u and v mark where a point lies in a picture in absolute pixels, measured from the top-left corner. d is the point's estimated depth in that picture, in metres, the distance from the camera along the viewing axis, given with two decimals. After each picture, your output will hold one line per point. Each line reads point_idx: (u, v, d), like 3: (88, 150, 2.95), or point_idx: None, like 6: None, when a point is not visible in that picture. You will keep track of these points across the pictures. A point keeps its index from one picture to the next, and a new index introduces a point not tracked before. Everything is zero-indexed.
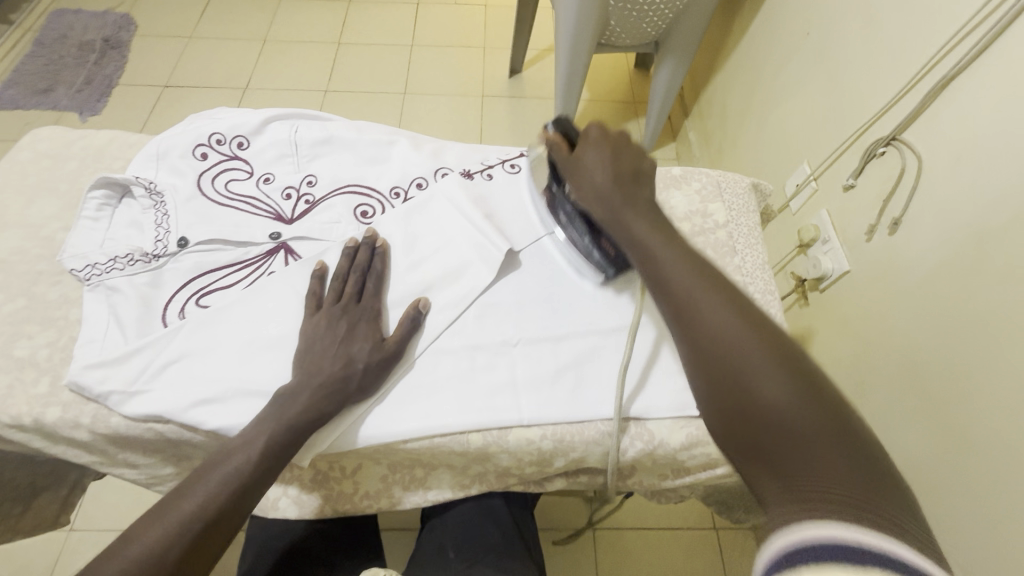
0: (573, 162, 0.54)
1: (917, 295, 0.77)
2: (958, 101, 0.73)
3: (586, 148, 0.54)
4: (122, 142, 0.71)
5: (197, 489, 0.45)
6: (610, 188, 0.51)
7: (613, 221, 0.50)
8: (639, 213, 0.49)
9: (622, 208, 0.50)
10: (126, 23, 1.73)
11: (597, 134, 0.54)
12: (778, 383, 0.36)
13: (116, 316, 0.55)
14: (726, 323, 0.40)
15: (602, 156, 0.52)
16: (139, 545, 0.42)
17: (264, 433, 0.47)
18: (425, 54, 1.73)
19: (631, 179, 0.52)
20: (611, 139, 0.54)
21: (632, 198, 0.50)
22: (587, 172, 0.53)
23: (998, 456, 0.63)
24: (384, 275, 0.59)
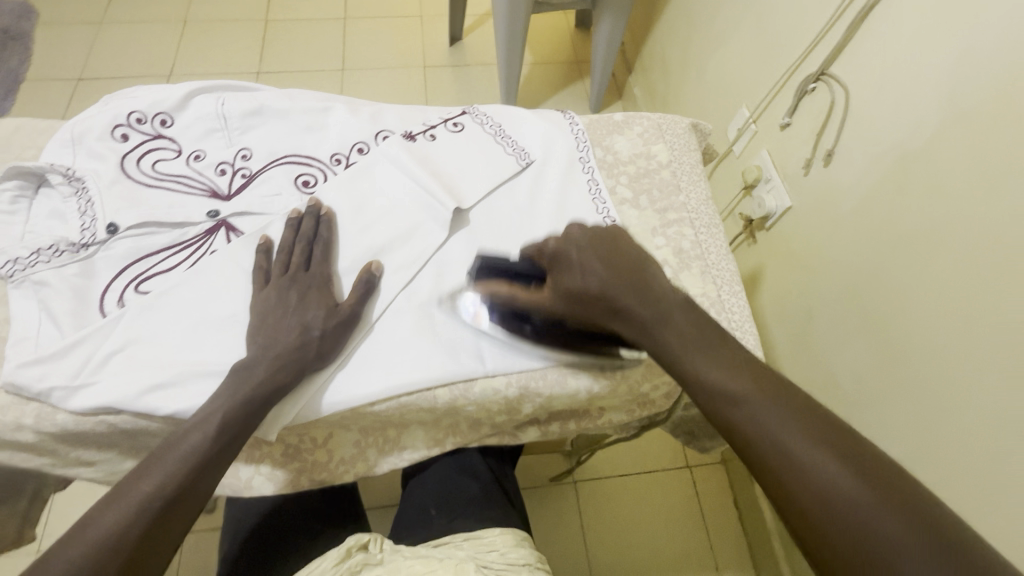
0: (560, 294, 0.49)
1: (855, 219, 0.81)
2: (876, 30, 0.76)
3: (575, 257, 0.50)
4: (31, 129, 0.65)
5: (156, 468, 0.44)
6: (740, 384, 0.41)
7: (729, 413, 0.41)
8: (677, 335, 0.45)
9: (743, 397, 0.40)
10: (25, 11, 1.58)
11: (559, 244, 0.51)
12: (779, 427, 0.38)
13: (48, 311, 0.52)
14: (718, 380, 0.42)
15: (584, 272, 0.49)
16: (99, 529, 0.41)
17: (218, 408, 0.46)
18: (359, 27, 1.66)
19: (639, 280, 0.48)
20: (599, 239, 0.51)
21: (658, 312, 0.46)
22: (695, 363, 0.43)
23: (935, 359, 0.68)
24: (334, 244, 0.58)
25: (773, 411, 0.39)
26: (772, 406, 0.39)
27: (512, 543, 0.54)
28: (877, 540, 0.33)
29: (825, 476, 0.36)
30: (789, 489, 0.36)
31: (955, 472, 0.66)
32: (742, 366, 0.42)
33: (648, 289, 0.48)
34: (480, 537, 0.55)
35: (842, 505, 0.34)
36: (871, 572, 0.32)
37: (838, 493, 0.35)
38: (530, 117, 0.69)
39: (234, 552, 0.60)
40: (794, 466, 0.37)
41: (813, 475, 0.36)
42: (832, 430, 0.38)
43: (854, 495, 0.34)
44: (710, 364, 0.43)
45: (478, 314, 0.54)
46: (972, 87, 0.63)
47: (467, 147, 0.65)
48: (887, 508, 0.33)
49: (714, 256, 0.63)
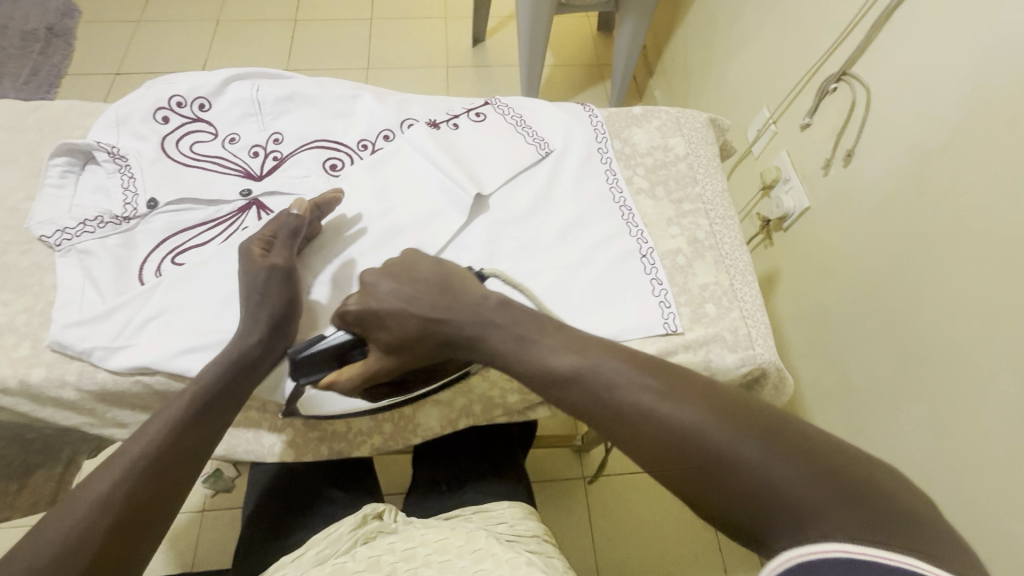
0: (386, 349, 0.50)
1: (873, 218, 0.81)
2: (901, 30, 0.76)
3: (377, 301, 0.50)
4: (79, 111, 0.69)
5: (150, 432, 0.46)
6: (602, 373, 0.42)
7: (594, 399, 0.42)
8: (507, 335, 0.47)
9: (603, 380, 0.42)
10: (68, 9, 1.65)
11: (360, 303, 0.50)
12: (653, 406, 0.39)
13: (92, 278, 0.55)
14: (591, 373, 0.42)
15: (404, 312, 0.50)
16: (97, 487, 0.43)
17: (208, 379, 0.49)
18: (385, 27, 1.70)
19: (445, 300, 0.50)
20: (388, 269, 0.52)
21: (477, 325, 0.49)
22: (546, 359, 0.45)
23: (952, 359, 0.68)
24: (344, 228, 0.60)
25: (627, 388, 0.41)
26: (627, 381, 0.41)
27: (520, 516, 0.56)
28: (739, 468, 0.35)
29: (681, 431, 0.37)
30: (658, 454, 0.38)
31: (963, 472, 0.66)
32: (598, 348, 0.44)
33: (480, 303, 0.50)
34: (489, 510, 0.57)
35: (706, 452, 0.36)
36: (754, 508, 0.34)
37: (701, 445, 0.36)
38: (551, 109, 0.71)
39: (254, 518, 0.62)
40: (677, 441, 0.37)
41: (676, 432, 0.37)
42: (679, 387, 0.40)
43: (714, 439, 0.36)
44: (577, 357, 0.44)
45: (336, 401, 0.54)
46: (996, 86, 0.63)
47: (488, 136, 0.67)
48: (743, 436, 0.36)
49: (728, 246, 0.64)
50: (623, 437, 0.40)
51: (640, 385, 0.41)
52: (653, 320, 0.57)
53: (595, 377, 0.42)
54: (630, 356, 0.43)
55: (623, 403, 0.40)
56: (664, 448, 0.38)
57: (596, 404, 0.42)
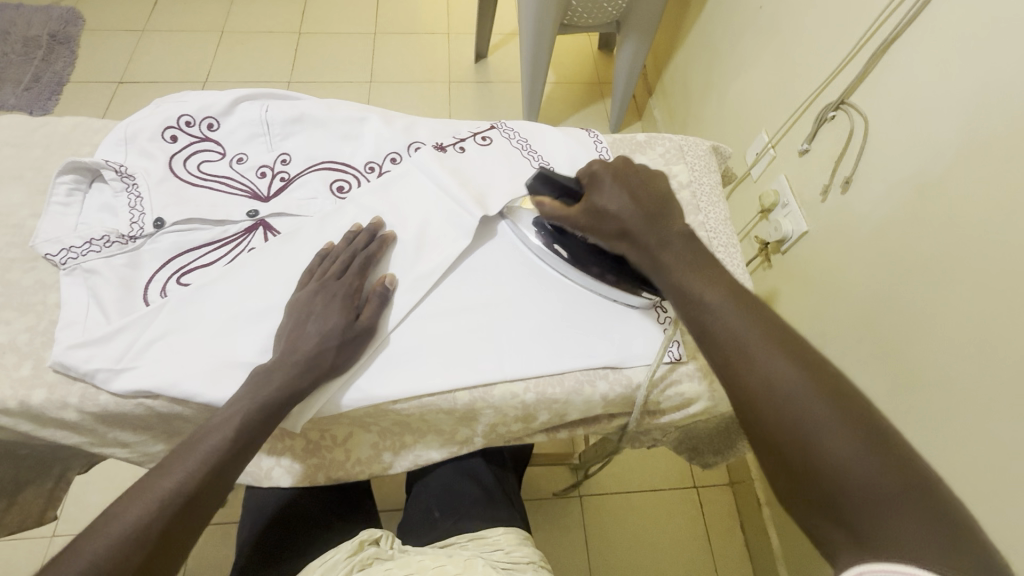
0: (588, 212, 0.54)
1: (870, 245, 0.82)
2: (899, 63, 0.78)
3: (599, 191, 0.54)
4: (88, 127, 0.70)
5: (176, 467, 0.46)
6: (732, 324, 0.43)
7: (723, 341, 0.43)
8: (678, 257, 0.49)
9: (736, 328, 0.43)
10: (72, 17, 1.66)
11: (601, 168, 0.55)
12: (778, 362, 0.40)
13: (96, 298, 0.55)
14: (726, 314, 0.44)
15: (623, 193, 0.52)
16: (120, 524, 0.43)
17: (235, 413, 0.49)
18: (389, 42, 1.72)
19: (655, 212, 0.52)
20: (624, 177, 0.54)
21: (662, 237, 0.50)
22: (696, 287, 0.46)
23: (949, 389, 0.68)
24: (384, 263, 0.60)
25: (758, 339, 0.42)
26: (759, 336, 0.42)
27: (516, 542, 0.55)
28: (834, 451, 0.36)
29: (794, 396, 0.39)
30: (760, 407, 0.40)
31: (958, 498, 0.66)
32: (737, 300, 0.45)
33: (681, 238, 0.50)
34: (484, 536, 0.56)
35: (809, 421, 0.38)
36: (836, 497, 0.35)
37: (808, 417, 0.38)
38: (556, 135, 0.72)
39: (250, 544, 0.62)
40: (791, 405, 0.38)
41: (790, 403, 0.38)
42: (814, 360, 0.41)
43: (820, 420, 0.37)
44: (716, 299, 0.45)
45: (523, 228, 0.63)
46: (991, 119, 0.64)
47: (494, 160, 0.68)
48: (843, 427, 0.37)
49: (730, 275, 0.65)
50: (734, 384, 0.42)
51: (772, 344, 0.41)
52: (657, 348, 0.58)
53: (730, 318, 0.44)
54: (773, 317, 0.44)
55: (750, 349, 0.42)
56: (773, 410, 0.39)
57: (722, 341, 0.43)
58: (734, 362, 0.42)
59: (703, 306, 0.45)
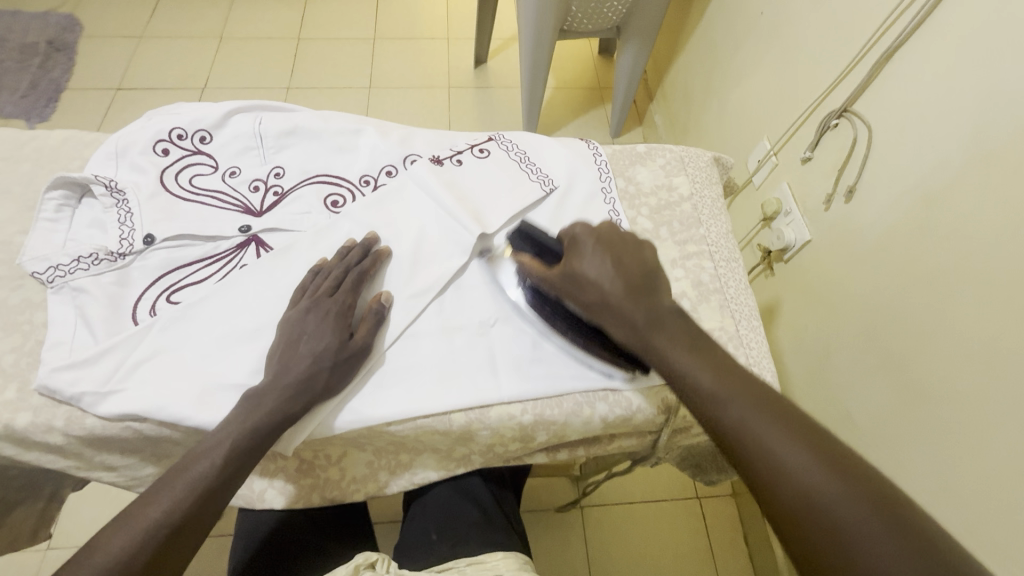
0: (568, 277, 0.51)
1: (874, 256, 0.81)
2: (903, 71, 0.77)
3: (583, 255, 0.51)
4: (79, 140, 0.69)
5: (163, 495, 0.45)
6: (740, 415, 0.40)
7: (741, 438, 0.39)
8: (671, 337, 0.45)
9: (733, 405, 0.40)
10: (71, 24, 1.66)
11: (582, 234, 0.53)
12: (770, 431, 0.39)
13: (84, 317, 0.54)
14: (703, 376, 0.43)
15: (607, 264, 0.50)
16: (103, 556, 0.42)
17: (224, 439, 0.47)
18: (388, 48, 1.71)
19: (643, 286, 0.49)
20: (607, 243, 0.52)
21: (649, 315, 0.47)
22: (672, 352, 0.45)
23: (955, 406, 0.66)
24: (379, 280, 0.59)
25: (740, 403, 0.40)
26: (783, 437, 0.38)
27: (516, 567, 0.52)
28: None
29: (834, 509, 0.35)
30: (800, 523, 0.35)
31: (963, 515, 0.65)
32: (750, 393, 0.41)
33: (680, 332, 0.46)
34: (484, 562, 0.54)
35: (819, 499, 0.35)
36: None
37: (857, 530, 0.33)
38: (555, 146, 0.70)
39: (243, 567, 0.61)
40: (794, 480, 0.36)
41: (793, 476, 0.37)
42: (841, 458, 0.37)
43: (869, 535, 0.33)
44: (694, 359, 0.44)
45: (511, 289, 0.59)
46: (997, 129, 0.63)
47: (491, 173, 0.66)
48: (896, 540, 0.32)
49: (733, 290, 0.64)
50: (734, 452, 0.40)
51: (752, 406, 0.40)
52: (659, 367, 0.57)
53: (708, 380, 0.42)
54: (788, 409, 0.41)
55: (733, 411, 0.40)
56: (777, 485, 0.37)
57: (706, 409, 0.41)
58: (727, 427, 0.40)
59: (684, 373, 0.43)
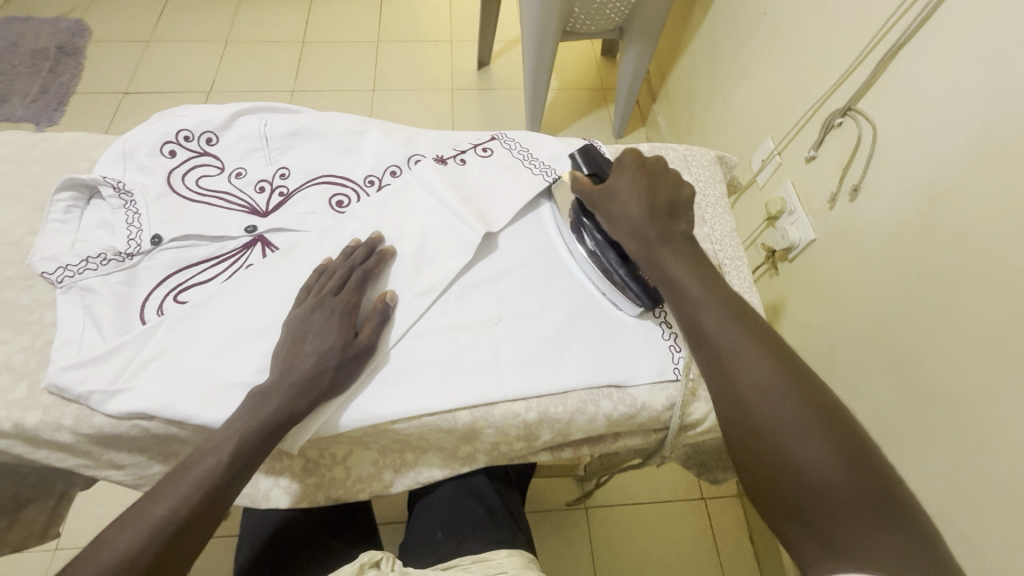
0: (603, 193, 0.56)
1: (879, 255, 0.80)
2: (907, 69, 0.77)
3: (620, 177, 0.56)
4: (87, 143, 0.69)
5: (169, 492, 0.45)
6: (720, 327, 0.47)
7: (716, 343, 0.47)
8: (678, 257, 0.52)
9: (724, 327, 0.47)
10: (79, 29, 1.68)
11: (633, 159, 0.57)
12: (749, 351, 0.45)
13: (92, 317, 0.55)
14: (698, 300, 0.49)
15: (637, 184, 0.55)
16: (109, 553, 0.42)
17: (230, 437, 0.48)
18: (392, 50, 1.72)
19: (665, 210, 0.54)
20: (647, 169, 0.56)
21: (664, 232, 0.53)
22: (676, 277, 0.51)
23: (961, 405, 0.66)
24: (384, 279, 0.59)
25: (728, 327, 0.47)
26: (751, 347, 0.46)
27: (520, 566, 0.52)
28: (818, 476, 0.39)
29: (785, 420, 0.42)
30: (742, 407, 0.44)
31: (971, 514, 0.64)
32: (742, 320, 0.47)
33: (687, 255, 0.52)
34: (488, 559, 0.53)
35: (775, 412, 0.42)
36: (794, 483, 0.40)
37: (806, 453, 0.40)
38: (558, 145, 0.70)
39: (249, 565, 0.61)
40: (758, 393, 0.44)
41: (755, 390, 0.44)
42: (798, 370, 0.44)
43: (798, 426, 0.41)
44: (696, 289, 0.50)
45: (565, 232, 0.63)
46: (1001, 125, 0.63)
47: (495, 172, 0.67)
48: (819, 434, 0.41)
49: (737, 288, 0.64)
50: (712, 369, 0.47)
51: (739, 330, 0.47)
52: (663, 365, 0.57)
53: (703, 307, 0.49)
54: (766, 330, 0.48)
55: (721, 333, 0.47)
56: (744, 394, 0.44)
57: (698, 330, 0.48)
58: (714, 346, 0.47)
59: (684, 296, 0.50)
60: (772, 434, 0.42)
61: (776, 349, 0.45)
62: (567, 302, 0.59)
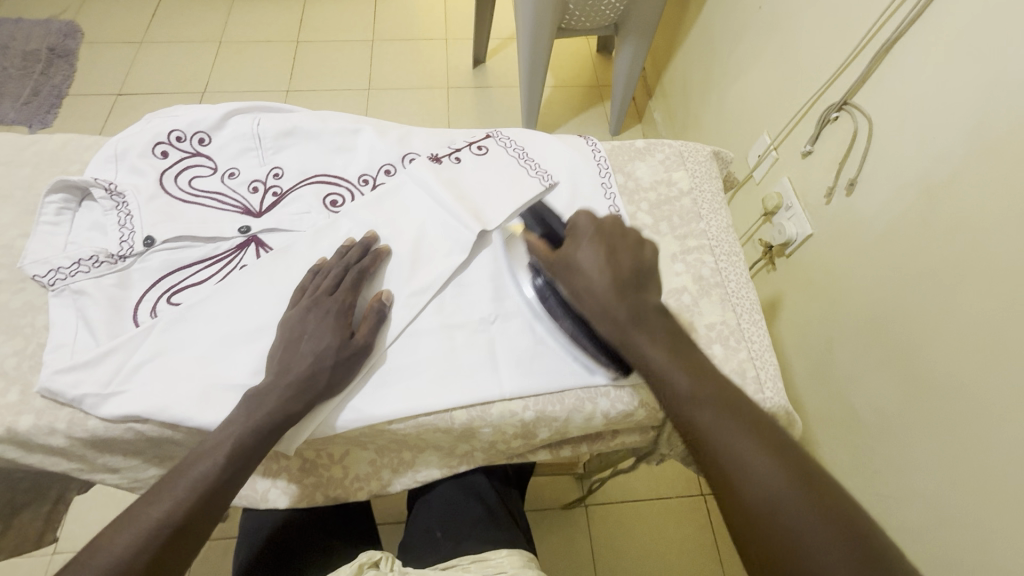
0: (564, 264, 0.52)
1: (877, 249, 0.80)
2: (902, 62, 0.76)
3: (580, 245, 0.52)
4: (78, 145, 0.69)
5: (166, 494, 0.45)
6: (716, 432, 0.41)
7: (715, 452, 0.41)
8: (653, 337, 0.47)
9: (710, 419, 0.42)
10: (71, 30, 1.66)
11: (587, 224, 0.53)
12: (745, 447, 0.40)
13: (85, 320, 0.54)
14: (684, 387, 0.44)
15: (600, 256, 0.51)
16: (106, 557, 0.42)
17: (227, 438, 0.47)
18: (386, 49, 1.71)
19: (631, 279, 0.50)
20: (605, 234, 0.52)
21: (635, 310, 0.48)
22: (654, 361, 0.46)
23: (959, 399, 0.66)
24: (380, 280, 0.59)
25: (715, 416, 0.42)
26: (758, 452, 0.40)
27: (519, 565, 0.51)
28: None
29: (800, 527, 0.36)
30: (748, 516, 0.38)
31: (972, 507, 0.64)
32: (728, 404, 0.43)
33: (663, 335, 0.47)
34: (487, 559, 0.53)
35: (788, 518, 0.37)
36: None
37: (827, 567, 0.35)
38: (554, 142, 0.70)
39: (247, 566, 0.61)
40: (766, 497, 0.38)
41: (762, 497, 0.38)
42: (805, 470, 0.39)
43: (819, 542, 0.35)
44: (677, 372, 0.45)
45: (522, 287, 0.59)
46: (998, 118, 0.63)
47: (491, 170, 0.66)
48: (838, 544, 0.35)
49: (734, 284, 0.64)
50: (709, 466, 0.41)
51: (731, 423, 0.42)
52: None
53: (689, 394, 0.43)
54: (764, 423, 0.42)
55: (711, 427, 0.42)
56: (748, 495, 0.38)
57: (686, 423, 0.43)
58: (705, 441, 0.41)
59: (665, 381, 0.45)
60: (790, 551, 0.36)
61: (768, 439, 0.41)
62: None
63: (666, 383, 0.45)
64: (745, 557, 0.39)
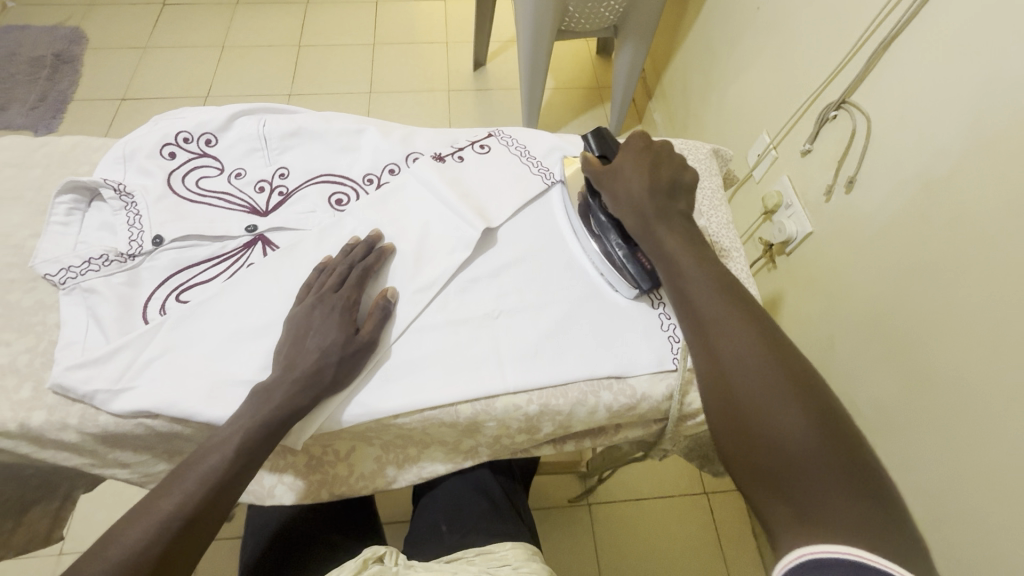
0: (608, 171, 0.57)
1: (876, 245, 0.81)
2: (899, 60, 0.77)
3: (626, 157, 0.57)
4: (87, 147, 0.70)
5: (175, 488, 0.46)
6: (711, 305, 0.47)
7: (710, 328, 0.46)
8: (673, 233, 0.53)
9: (711, 299, 0.47)
10: (76, 36, 1.68)
11: (638, 140, 0.58)
12: (735, 326, 0.45)
13: (95, 317, 0.55)
14: (689, 272, 0.50)
15: (641, 165, 0.56)
16: (117, 549, 0.42)
17: (235, 433, 0.48)
18: (388, 52, 1.73)
19: (667, 191, 0.55)
20: (653, 150, 0.57)
21: (664, 212, 0.54)
22: (671, 253, 0.52)
23: (959, 393, 0.66)
24: (383, 277, 0.59)
25: (712, 300, 0.47)
26: (750, 335, 0.45)
27: (524, 558, 0.52)
28: (797, 451, 0.38)
29: (766, 392, 0.42)
30: (725, 380, 0.44)
31: (973, 500, 0.64)
32: (731, 294, 0.48)
33: (685, 235, 0.53)
34: (492, 552, 0.54)
35: (759, 386, 0.42)
36: (776, 456, 0.39)
37: (780, 422, 0.40)
38: (555, 141, 0.71)
39: (255, 560, 0.62)
40: (743, 365, 0.43)
41: (740, 365, 0.43)
42: (789, 357, 0.44)
43: (784, 407, 0.40)
44: (688, 262, 0.50)
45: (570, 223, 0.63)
46: (994, 114, 0.63)
47: (493, 169, 0.67)
48: (796, 408, 0.40)
49: None
50: (698, 343, 0.47)
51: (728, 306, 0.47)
52: (662, 356, 0.57)
53: (693, 279, 0.49)
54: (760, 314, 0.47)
55: (707, 305, 0.48)
56: (729, 362, 0.44)
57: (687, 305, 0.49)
58: (702, 315, 0.47)
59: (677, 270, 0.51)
60: (753, 408, 0.42)
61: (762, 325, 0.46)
62: (566, 296, 0.60)
63: (677, 269, 0.51)
64: (716, 418, 0.44)
